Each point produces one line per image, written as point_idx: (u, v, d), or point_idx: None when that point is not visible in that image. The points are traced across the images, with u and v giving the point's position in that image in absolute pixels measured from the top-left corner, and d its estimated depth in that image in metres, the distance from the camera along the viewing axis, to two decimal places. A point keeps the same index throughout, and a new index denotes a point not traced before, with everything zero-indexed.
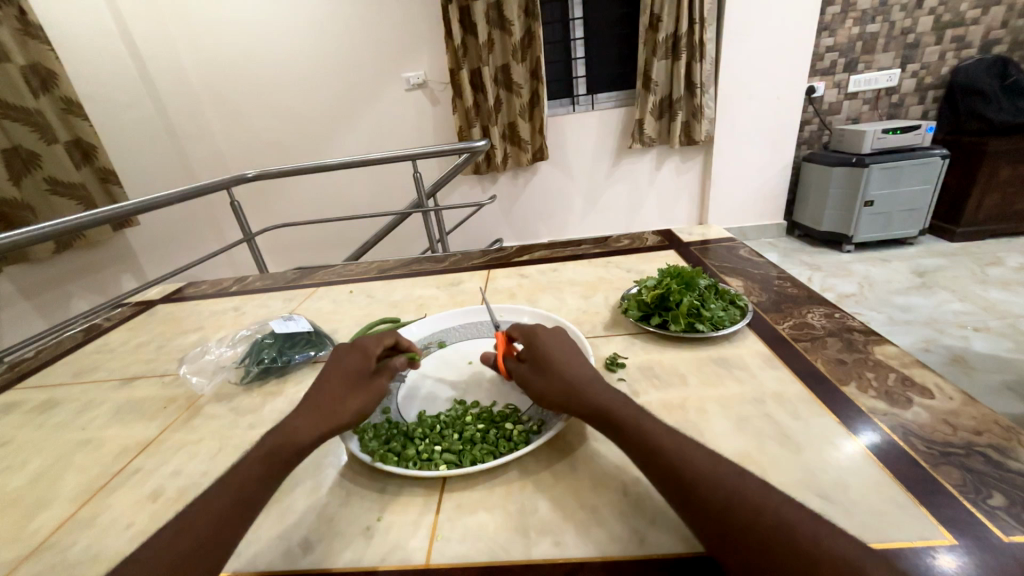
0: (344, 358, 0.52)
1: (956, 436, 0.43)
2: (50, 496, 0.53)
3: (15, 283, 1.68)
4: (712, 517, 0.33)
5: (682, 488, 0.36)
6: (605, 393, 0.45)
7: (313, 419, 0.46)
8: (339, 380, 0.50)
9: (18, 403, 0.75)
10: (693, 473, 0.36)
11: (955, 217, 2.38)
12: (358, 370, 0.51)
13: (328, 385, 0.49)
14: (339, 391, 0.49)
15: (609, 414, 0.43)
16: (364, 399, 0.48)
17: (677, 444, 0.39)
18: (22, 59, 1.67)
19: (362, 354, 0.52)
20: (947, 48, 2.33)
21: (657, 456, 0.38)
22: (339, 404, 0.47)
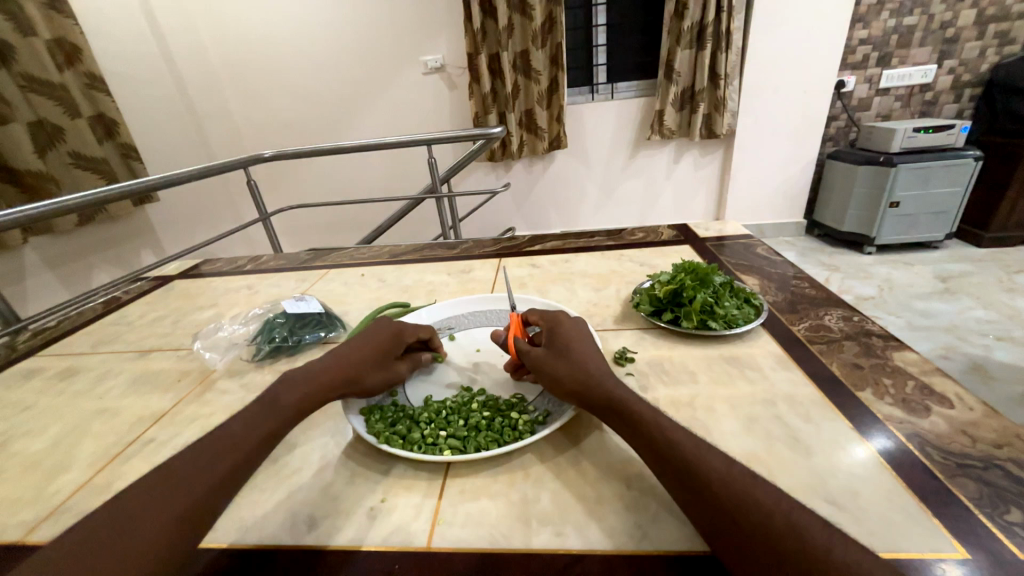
0: (383, 330, 0.56)
1: (974, 448, 0.42)
2: (68, 460, 0.55)
3: (40, 254, 1.73)
4: (720, 518, 0.33)
5: (691, 485, 0.35)
6: (616, 385, 0.44)
7: (333, 379, 0.49)
8: (374, 348, 0.54)
9: (40, 370, 0.78)
10: (705, 472, 0.35)
11: (984, 222, 2.29)
12: (390, 349, 0.55)
13: (363, 351, 0.53)
14: (367, 359, 0.53)
15: (621, 408, 0.42)
16: (385, 375, 0.53)
17: (691, 442, 0.38)
18: (48, 32, 1.69)
19: (398, 336, 0.57)
20: (988, 43, 2.22)
21: (669, 453, 0.37)
22: (363, 372, 0.52)
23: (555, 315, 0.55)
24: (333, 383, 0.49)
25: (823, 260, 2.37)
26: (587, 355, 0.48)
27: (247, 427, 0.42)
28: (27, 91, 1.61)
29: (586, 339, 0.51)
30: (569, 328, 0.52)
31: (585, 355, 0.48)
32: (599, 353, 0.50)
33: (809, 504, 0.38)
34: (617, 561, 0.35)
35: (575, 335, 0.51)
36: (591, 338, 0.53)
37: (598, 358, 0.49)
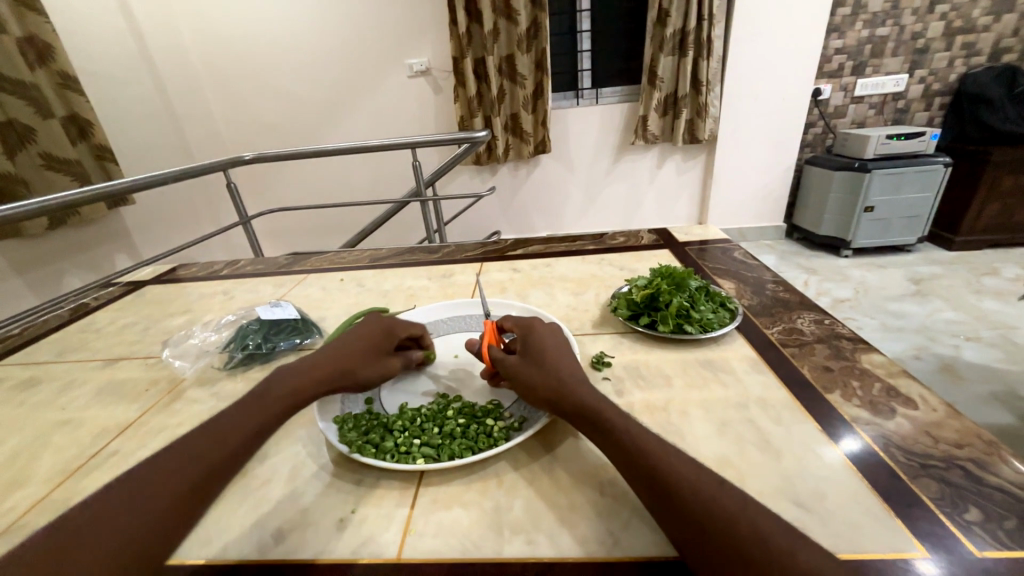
0: (373, 326, 0.56)
1: (936, 448, 0.43)
2: (25, 475, 0.52)
3: (7, 258, 1.66)
4: (688, 526, 0.33)
5: (661, 494, 0.35)
6: (588, 391, 0.44)
7: (322, 374, 0.49)
8: (365, 343, 0.54)
9: (0, 380, 0.74)
10: (674, 480, 0.35)
11: (954, 226, 2.37)
12: (381, 345, 0.55)
13: (355, 345, 0.53)
14: (359, 353, 0.52)
15: (594, 415, 0.42)
16: (377, 369, 0.53)
17: (661, 449, 0.38)
18: (18, 30, 1.64)
19: (390, 334, 0.57)
20: (956, 55, 2.31)
21: (641, 461, 0.37)
22: (354, 365, 0.51)
23: (528, 323, 0.55)
24: (322, 377, 0.48)
25: (801, 263, 2.42)
26: (561, 363, 0.48)
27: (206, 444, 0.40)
28: None
29: (560, 346, 0.51)
30: (542, 335, 0.52)
31: (559, 363, 0.48)
32: (574, 359, 0.50)
33: (778, 507, 0.39)
34: (588, 567, 0.35)
35: (549, 343, 0.51)
36: (566, 343, 0.53)
37: (573, 364, 0.49)
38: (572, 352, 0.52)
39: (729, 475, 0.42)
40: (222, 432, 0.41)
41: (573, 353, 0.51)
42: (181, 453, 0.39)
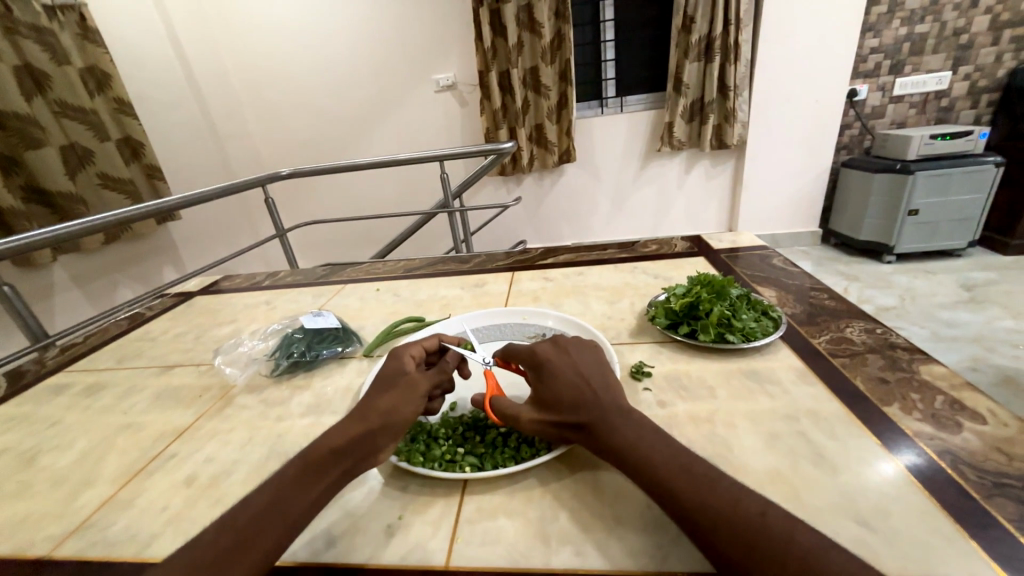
0: (386, 369, 0.50)
1: (1010, 466, 0.40)
2: (94, 475, 0.56)
3: (68, 271, 1.78)
4: (732, 566, 0.32)
5: (700, 532, 0.34)
6: (620, 420, 0.42)
7: (352, 424, 0.44)
8: (377, 383, 0.49)
9: (68, 385, 0.80)
10: (711, 516, 0.34)
11: (1009, 229, 2.23)
12: (394, 372, 0.49)
13: (369, 391, 0.49)
14: (374, 394, 0.48)
15: (621, 448, 0.40)
16: (399, 397, 0.46)
17: (694, 479, 0.36)
18: (80, 61, 1.78)
19: (399, 358, 0.51)
20: (1004, 49, 2.19)
21: (673, 498, 0.36)
22: (373, 404, 0.46)
23: (525, 348, 0.51)
24: (356, 429, 0.44)
25: (841, 270, 2.33)
26: (569, 393, 0.45)
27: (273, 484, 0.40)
28: (59, 117, 1.68)
29: (564, 369, 0.47)
30: (542, 363, 0.48)
31: (566, 396, 0.45)
32: (588, 375, 0.46)
33: (838, 526, 0.37)
34: None
35: (551, 370, 0.47)
36: (574, 355, 0.49)
37: (585, 385, 0.45)
38: (585, 364, 0.48)
39: (782, 490, 0.41)
40: (319, 460, 0.41)
41: (585, 367, 0.47)
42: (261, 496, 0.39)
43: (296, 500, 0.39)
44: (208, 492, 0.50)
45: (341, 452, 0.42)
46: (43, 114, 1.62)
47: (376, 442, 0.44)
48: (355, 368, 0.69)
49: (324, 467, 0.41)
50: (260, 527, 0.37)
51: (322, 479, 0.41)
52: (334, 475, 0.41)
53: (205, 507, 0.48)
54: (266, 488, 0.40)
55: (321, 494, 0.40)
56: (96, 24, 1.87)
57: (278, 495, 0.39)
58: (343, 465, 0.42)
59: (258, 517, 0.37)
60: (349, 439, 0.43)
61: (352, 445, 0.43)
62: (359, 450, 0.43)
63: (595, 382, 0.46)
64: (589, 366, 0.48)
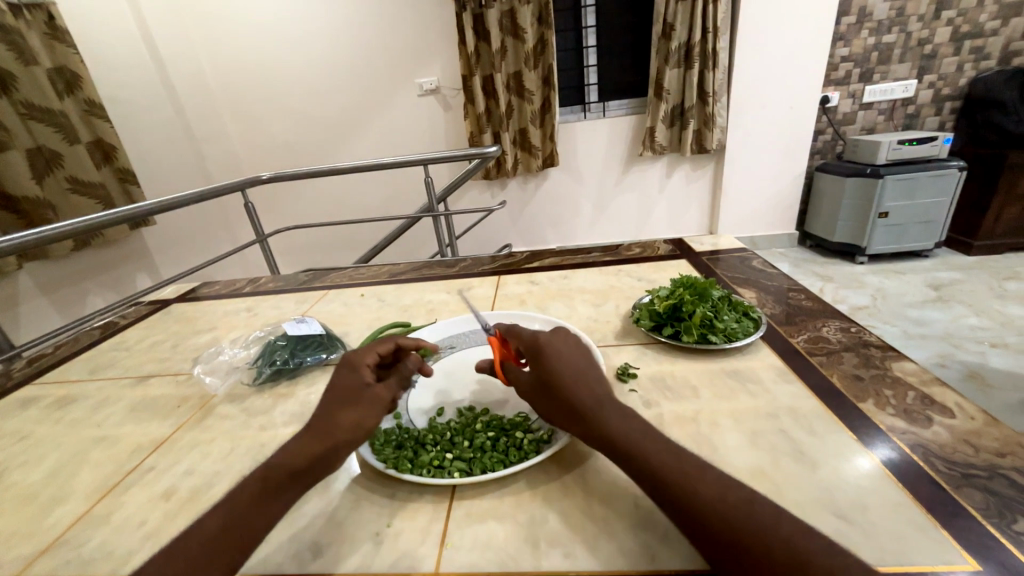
0: (339, 380, 0.48)
1: (978, 457, 0.42)
2: (66, 491, 0.54)
3: (34, 279, 1.71)
4: (722, 552, 0.32)
5: (690, 525, 0.34)
6: (611, 413, 0.42)
7: (311, 442, 0.42)
8: (333, 397, 0.46)
9: (36, 398, 0.77)
10: (701, 505, 0.34)
11: (972, 230, 2.33)
12: (353, 383, 0.47)
13: (325, 404, 0.46)
14: (332, 409, 0.45)
15: (614, 439, 0.41)
16: (362, 411, 0.45)
17: (685, 471, 0.37)
18: (48, 62, 1.72)
19: (357, 368, 0.49)
20: (964, 59, 2.30)
21: (664, 488, 0.36)
22: (333, 419, 0.44)
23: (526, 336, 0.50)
24: (317, 447, 0.42)
25: (816, 271, 2.40)
26: (566, 377, 0.45)
27: (235, 500, 0.39)
28: (25, 119, 1.62)
29: (561, 357, 0.47)
30: (540, 350, 0.48)
31: (562, 380, 0.45)
32: (580, 365, 0.46)
33: (818, 520, 0.38)
34: None
35: (548, 357, 0.47)
36: (569, 344, 0.49)
37: (580, 372, 0.45)
38: (578, 354, 0.48)
39: (766, 486, 0.42)
40: (279, 479, 0.40)
41: (579, 357, 0.47)
42: (222, 514, 0.38)
43: (254, 521, 0.38)
44: (190, 506, 0.48)
45: (302, 471, 0.41)
46: (8, 117, 1.55)
47: (338, 458, 0.43)
48: None
49: (284, 486, 0.40)
50: (218, 549, 0.36)
51: (282, 497, 0.40)
52: (293, 493, 0.41)
53: (185, 521, 0.47)
54: (223, 508, 0.39)
55: (280, 511, 0.40)
56: (65, 24, 1.81)
57: (236, 517, 0.38)
58: (304, 482, 0.41)
59: (213, 541, 0.36)
60: (312, 457, 0.42)
61: (313, 463, 0.42)
62: (321, 468, 0.42)
63: (588, 374, 0.46)
64: (580, 358, 0.47)
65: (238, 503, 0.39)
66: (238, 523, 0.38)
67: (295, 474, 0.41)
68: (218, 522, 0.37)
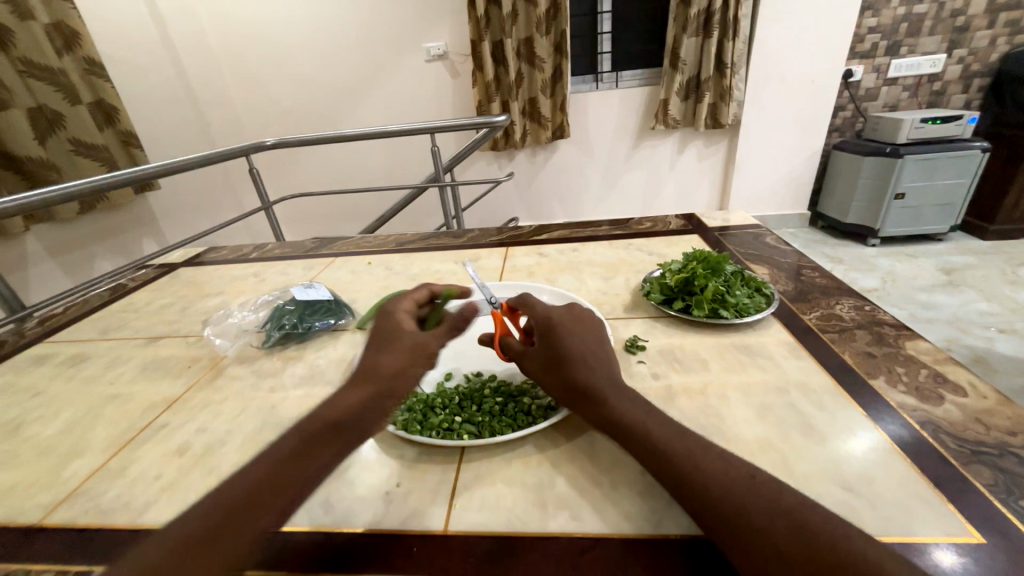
0: (385, 329, 0.48)
1: (988, 435, 0.42)
2: (83, 445, 0.55)
3: (41, 241, 1.72)
4: (723, 527, 0.32)
5: (692, 502, 0.34)
6: (620, 399, 0.42)
7: (358, 392, 0.43)
8: (379, 345, 0.47)
9: (49, 356, 0.78)
10: (701, 482, 0.34)
11: (990, 214, 2.28)
12: (397, 333, 0.48)
13: (371, 352, 0.47)
14: (377, 357, 0.46)
15: (618, 417, 0.41)
16: (406, 358, 0.45)
17: (687, 449, 0.37)
18: (45, 16, 1.66)
19: (402, 318, 0.50)
20: (999, 32, 2.18)
21: (665, 466, 0.37)
22: (381, 367, 0.45)
23: (540, 312, 0.49)
24: (361, 399, 0.42)
25: (826, 252, 2.37)
26: (585, 359, 0.44)
27: (276, 451, 0.39)
28: (25, 77, 1.58)
29: (579, 338, 0.46)
30: (556, 328, 0.47)
31: (576, 363, 0.44)
32: (592, 347, 0.46)
33: (823, 491, 0.39)
34: (631, 545, 0.36)
35: (565, 337, 0.46)
36: (582, 325, 0.48)
37: (593, 355, 0.45)
38: (589, 335, 0.47)
39: (772, 458, 0.42)
40: (322, 432, 0.40)
41: (595, 341, 0.47)
42: (263, 465, 0.37)
43: (300, 471, 0.37)
44: (203, 461, 0.50)
45: (344, 424, 0.41)
46: (7, 74, 1.52)
47: (384, 406, 0.43)
48: (348, 340, 0.69)
49: (329, 438, 0.40)
50: (259, 499, 0.35)
51: (327, 450, 0.39)
52: (339, 446, 0.40)
53: (199, 475, 0.48)
54: (264, 458, 0.38)
55: (327, 465, 0.39)
56: None
57: (279, 467, 0.37)
58: (347, 436, 0.41)
59: (258, 487, 0.36)
60: (354, 409, 0.41)
61: (356, 415, 0.41)
62: (365, 420, 0.42)
63: (595, 355, 0.45)
64: (592, 339, 0.47)
65: (277, 455, 0.38)
66: (278, 474, 0.37)
67: (337, 428, 0.40)
68: (262, 469, 0.37)
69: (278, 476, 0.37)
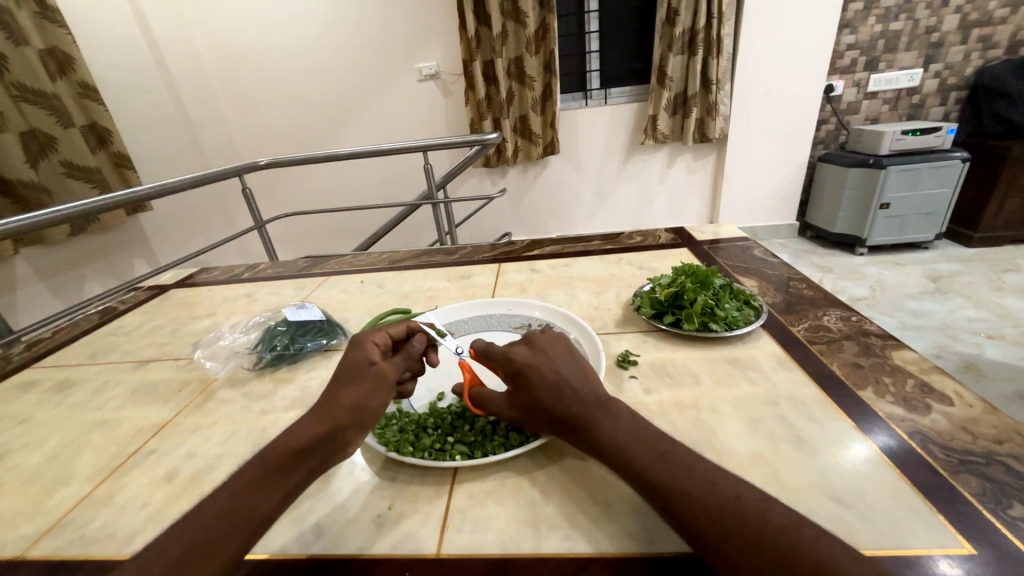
0: (346, 358, 0.48)
1: (975, 445, 0.42)
2: (68, 473, 0.54)
3: (31, 264, 1.71)
4: (715, 549, 0.32)
5: (682, 524, 0.34)
6: (608, 424, 0.42)
7: (319, 422, 0.43)
8: (339, 377, 0.46)
9: (36, 382, 0.77)
10: (689, 503, 0.34)
11: (973, 222, 2.33)
12: (359, 362, 0.47)
13: (332, 383, 0.46)
14: (336, 390, 0.45)
15: (606, 444, 0.41)
16: (366, 391, 0.45)
17: (673, 469, 0.37)
18: (40, 42, 1.68)
19: (362, 344, 0.49)
20: (972, 48, 2.27)
21: (654, 488, 0.37)
22: (339, 400, 0.44)
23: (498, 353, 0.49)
24: (320, 427, 0.42)
25: (816, 261, 2.40)
26: (549, 395, 0.44)
27: (238, 482, 0.39)
28: (18, 101, 1.59)
29: (539, 373, 0.45)
30: (516, 368, 0.46)
31: (552, 398, 0.44)
32: (567, 375, 0.45)
33: (815, 504, 0.39)
34: (625, 563, 0.36)
35: (528, 377, 0.45)
36: (547, 355, 0.47)
37: (570, 381, 0.45)
38: (561, 361, 0.47)
39: (765, 472, 0.42)
40: (282, 461, 0.40)
41: (563, 367, 0.46)
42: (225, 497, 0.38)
43: (259, 503, 0.38)
44: (192, 487, 0.49)
45: (306, 453, 0.41)
46: None
47: (344, 438, 0.43)
48: (340, 360, 0.68)
49: (289, 468, 0.40)
50: (219, 532, 0.36)
51: (287, 480, 0.40)
52: (298, 476, 0.40)
53: (188, 503, 0.47)
54: (226, 490, 0.39)
55: (287, 494, 0.39)
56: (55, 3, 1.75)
57: (240, 497, 0.38)
58: (309, 464, 0.41)
59: (217, 521, 0.36)
60: (314, 438, 0.42)
61: (319, 443, 0.42)
62: (325, 448, 0.42)
63: (573, 380, 0.45)
64: (564, 365, 0.46)
65: (240, 485, 0.39)
66: (240, 505, 0.37)
67: (299, 457, 0.41)
68: (219, 502, 0.38)
69: (240, 507, 0.37)
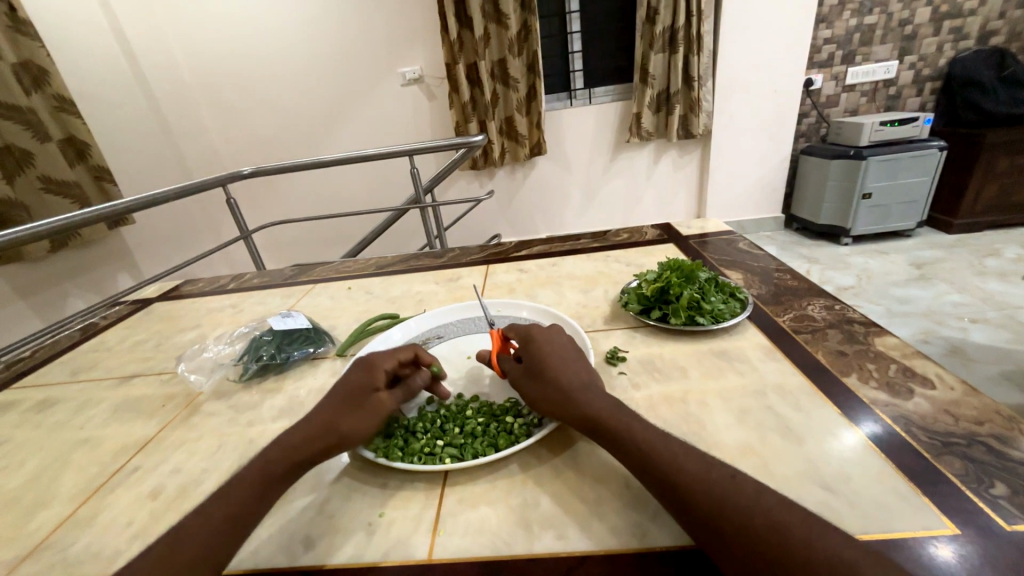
0: (355, 378, 0.48)
1: (957, 426, 0.43)
2: (49, 495, 0.52)
3: (10, 283, 1.67)
4: (707, 526, 0.33)
5: (677, 503, 0.35)
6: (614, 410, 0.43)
7: (310, 440, 0.43)
8: (342, 397, 0.47)
9: (14, 403, 0.75)
10: (684, 483, 0.35)
11: (953, 209, 2.38)
12: (363, 387, 0.47)
13: (331, 403, 0.47)
14: (337, 409, 0.46)
15: (600, 420, 0.42)
16: (364, 419, 0.45)
17: (670, 451, 0.37)
18: (13, 56, 1.65)
19: (371, 369, 0.49)
20: (944, 39, 2.32)
21: (649, 469, 0.37)
22: (334, 421, 0.44)
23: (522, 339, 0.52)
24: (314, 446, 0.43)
25: (803, 253, 2.42)
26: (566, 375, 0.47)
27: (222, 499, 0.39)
28: None
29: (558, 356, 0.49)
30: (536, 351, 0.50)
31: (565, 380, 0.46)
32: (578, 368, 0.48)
33: (804, 492, 0.39)
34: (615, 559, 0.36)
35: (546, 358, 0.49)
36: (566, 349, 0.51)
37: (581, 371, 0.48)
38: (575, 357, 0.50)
39: (754, 462, 0.42)
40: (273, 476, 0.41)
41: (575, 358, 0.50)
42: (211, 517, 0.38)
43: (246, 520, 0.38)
44: (177, 503, 0.48)
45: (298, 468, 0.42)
46: None
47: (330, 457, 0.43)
48: (328, 368, 0.68)
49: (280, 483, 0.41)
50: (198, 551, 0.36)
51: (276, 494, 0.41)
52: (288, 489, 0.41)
53: (173, 520, 0.46)
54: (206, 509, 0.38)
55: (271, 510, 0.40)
56: (27, 15, 1.72)
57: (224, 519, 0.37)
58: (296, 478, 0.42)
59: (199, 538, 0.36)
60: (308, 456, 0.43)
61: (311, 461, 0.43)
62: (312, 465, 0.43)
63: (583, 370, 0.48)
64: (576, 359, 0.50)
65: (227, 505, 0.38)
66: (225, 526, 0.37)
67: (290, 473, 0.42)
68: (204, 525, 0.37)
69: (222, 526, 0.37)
